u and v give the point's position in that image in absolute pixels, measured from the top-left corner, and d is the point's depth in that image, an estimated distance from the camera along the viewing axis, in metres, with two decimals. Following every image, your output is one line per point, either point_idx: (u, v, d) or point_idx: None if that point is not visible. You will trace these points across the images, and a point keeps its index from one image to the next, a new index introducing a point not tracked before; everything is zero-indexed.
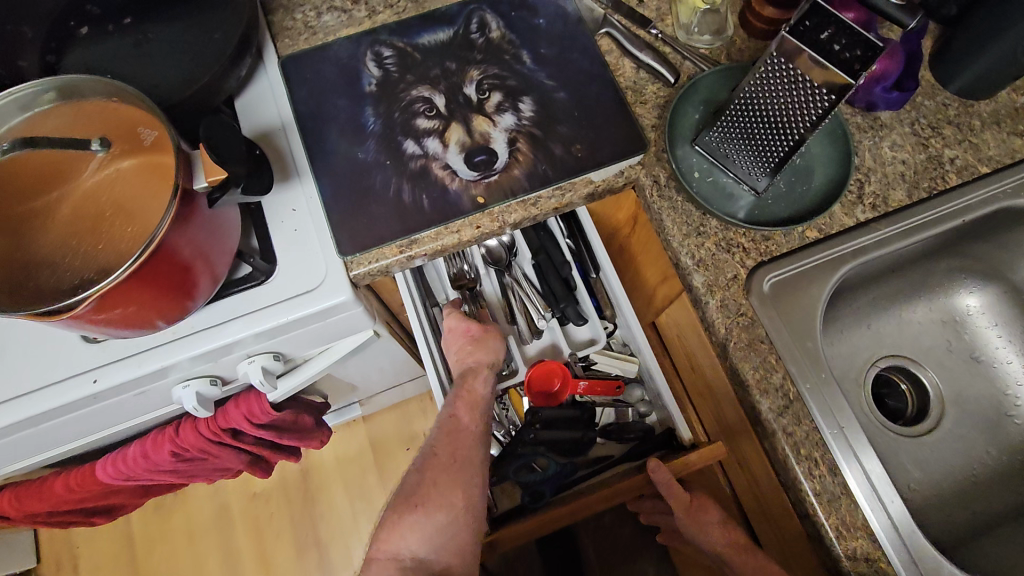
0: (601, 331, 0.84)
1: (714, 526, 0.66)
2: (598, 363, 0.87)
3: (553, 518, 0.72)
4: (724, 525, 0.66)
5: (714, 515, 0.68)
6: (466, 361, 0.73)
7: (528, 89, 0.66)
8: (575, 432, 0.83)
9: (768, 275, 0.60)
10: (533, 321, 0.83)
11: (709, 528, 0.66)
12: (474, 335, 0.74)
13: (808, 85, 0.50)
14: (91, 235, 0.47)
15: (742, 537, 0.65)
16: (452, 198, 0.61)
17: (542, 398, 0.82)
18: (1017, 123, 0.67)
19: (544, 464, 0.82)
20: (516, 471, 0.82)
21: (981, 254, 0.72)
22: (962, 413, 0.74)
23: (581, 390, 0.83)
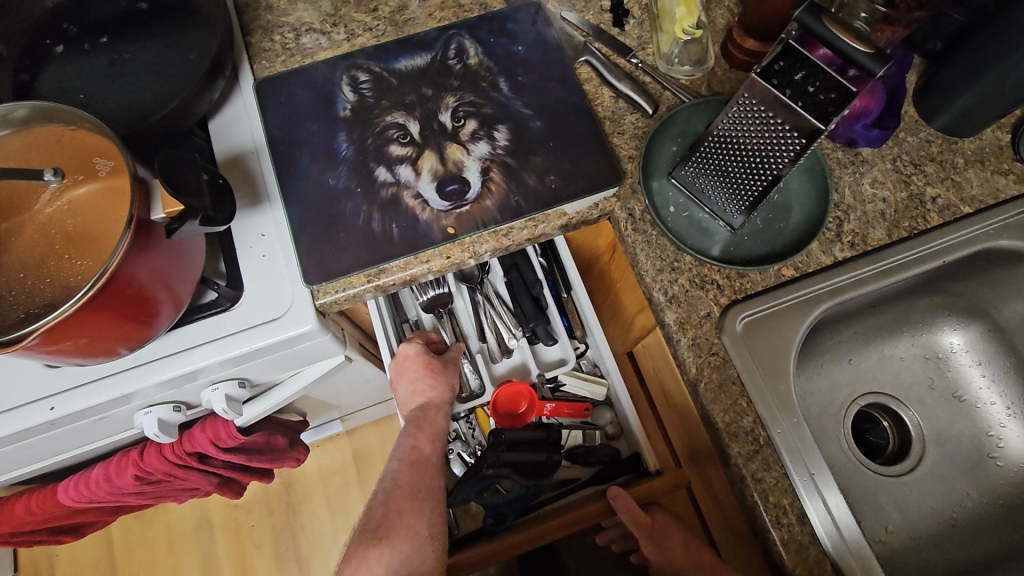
0: (571, 352, 0.82)
1: (678, 548, 0.68)
2: (567, 385, 0.85)
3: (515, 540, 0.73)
4: (689, 548, 0.68)
5: (677, 536, 0.69)
6: (422, 396, 0.72)
7: (503, 117, 0.65)
8: (540, 455, 0.80)
9: (742, 314, 0.59)
10: (502, 339, 0.81)
11: None
12: (433, 367, 0.73)
13: (779, 128, 0.50)
14: (41, 268, 0.46)
15: (707, 557, 0.66)
16: (422, 228, 0.60)
17: (508, 419, 0.81)
18: (1000, 161, 0.66)
19: (509, 486, 0.78)
20: (479, 492, 0.78)
21: (964, 292, 0.71)
22: (942, 452, 0.73)
23: (548, 412, 0.82)
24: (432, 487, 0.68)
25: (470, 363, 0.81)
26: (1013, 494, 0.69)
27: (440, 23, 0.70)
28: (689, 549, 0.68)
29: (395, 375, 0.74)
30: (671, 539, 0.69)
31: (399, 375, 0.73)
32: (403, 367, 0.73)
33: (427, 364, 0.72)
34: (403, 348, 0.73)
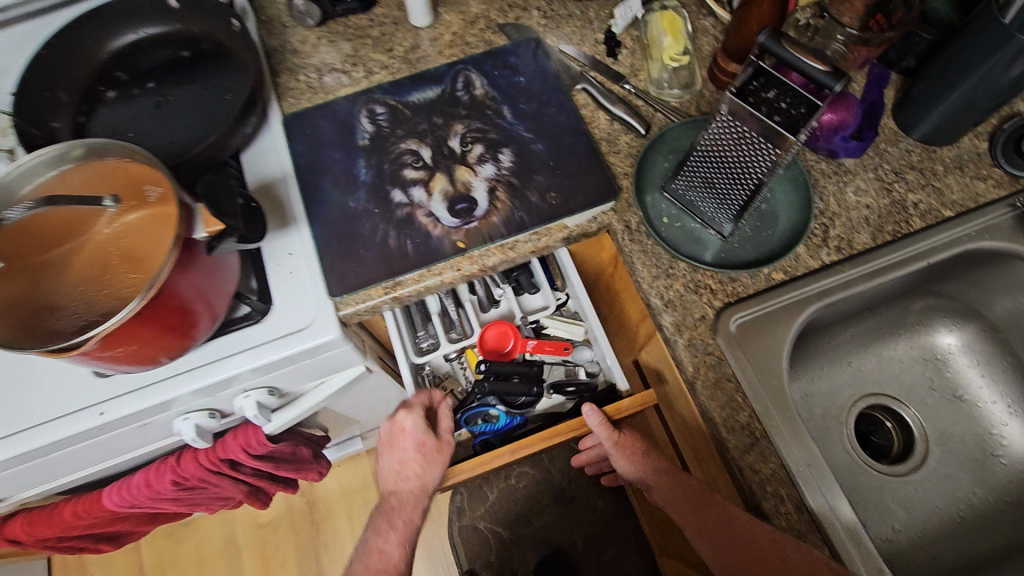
0: (552, 299, 0.89)
1: (640, 461, 0.71)
2: (549, 327, 0.92)
3: (493, 453, 0.79)
4: (650, 457, 0.71)
5: (639, 448, 0.72)
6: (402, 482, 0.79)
7: (507, 141, 0.71)
8: (525, 385, 0.86)
9: (736, 315, 0.63)
10: (490, 289, 0.88)
11: (635, 460, 0.72)
12: (422, 450, 0.78)
13: (758, 142, 0.54)
14: (98, 282, 0.52)
15: (664, 463, 0.70)
16: (434, 243, 0.66)
17: (496, 356, 0.86)
18: (980, 167, 0.70)
19: (495, 415, 0.89)
20: (467, 420, 0.89)
21: (955, 293, 0.74)
22: (945, 452, 0.75)
23: (531, 348, 0.87)
24: None
25: (461, 309, 0.86)
26: (1017, 490, 0.70)
27: (449, 60, 0.78)
28: (648, 456, 0.71)
29: (388, 444, 0.81)
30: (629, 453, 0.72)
31: (390, 446, 0.80)
32: (398, 436, 0.79)
33: (420, 449, 0.78)
34: (401, 416, 0.78)
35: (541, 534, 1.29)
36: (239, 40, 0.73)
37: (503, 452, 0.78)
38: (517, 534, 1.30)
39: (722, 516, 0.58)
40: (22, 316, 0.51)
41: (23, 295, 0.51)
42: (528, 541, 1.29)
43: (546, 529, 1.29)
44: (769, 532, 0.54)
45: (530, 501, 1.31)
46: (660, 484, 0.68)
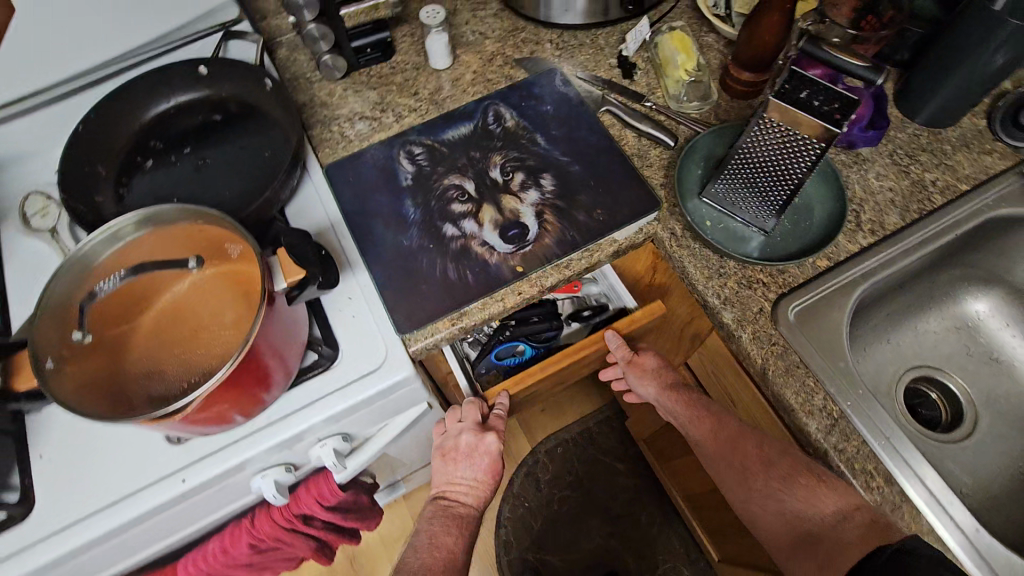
0: None
1: (650, 379, 0.78)
2: None
3: (527, 372, 0.77)
4: (662, 375, 0.78)
5: (650, 366, 0.78)
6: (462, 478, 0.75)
7: (546, 166, 0.74)
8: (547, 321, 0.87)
9: (792, 305, 0.66)
10: None
11: (647, 377, 0.78)
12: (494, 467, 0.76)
13: (797, 138, 0.58)
14: (193, 342, 0.54)
15: (671, 379, 0.78)
16: (494, 270, 0.68)
17: None
18: (982, 143, 0.76)
19: (523, 348, 0.88)
20: (497, 356, 0.88)
21: (978, 263, 0.78)
22: (993, 412, 0.78)
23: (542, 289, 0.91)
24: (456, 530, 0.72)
25: None
26: None
27: (474, 96, 0.81)
28: (659, 373, 0.78)
29: (462, 453, 0.74)
30: (638, 372, 0.78)
31: (466, 453, 0.74)
32: (478, 452, 0.74)
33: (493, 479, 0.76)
34: (493, 438, 0.74)
35: (591, 557, 1.27)
36: (272, 98, 0.75)
37: (535, 369, 0.77)
38: (565, 561, 1.27)
39: (723, 428, 0.68)
40: (124, 387, 0.52)
41: (122, 365, 0.53)
42: (582, 566, 1.26)
43: (596, 551, 1.27)
44: (757, 442, 0.65)
45: (574, 524, 1.29)
46: (671, 400, 0.76)
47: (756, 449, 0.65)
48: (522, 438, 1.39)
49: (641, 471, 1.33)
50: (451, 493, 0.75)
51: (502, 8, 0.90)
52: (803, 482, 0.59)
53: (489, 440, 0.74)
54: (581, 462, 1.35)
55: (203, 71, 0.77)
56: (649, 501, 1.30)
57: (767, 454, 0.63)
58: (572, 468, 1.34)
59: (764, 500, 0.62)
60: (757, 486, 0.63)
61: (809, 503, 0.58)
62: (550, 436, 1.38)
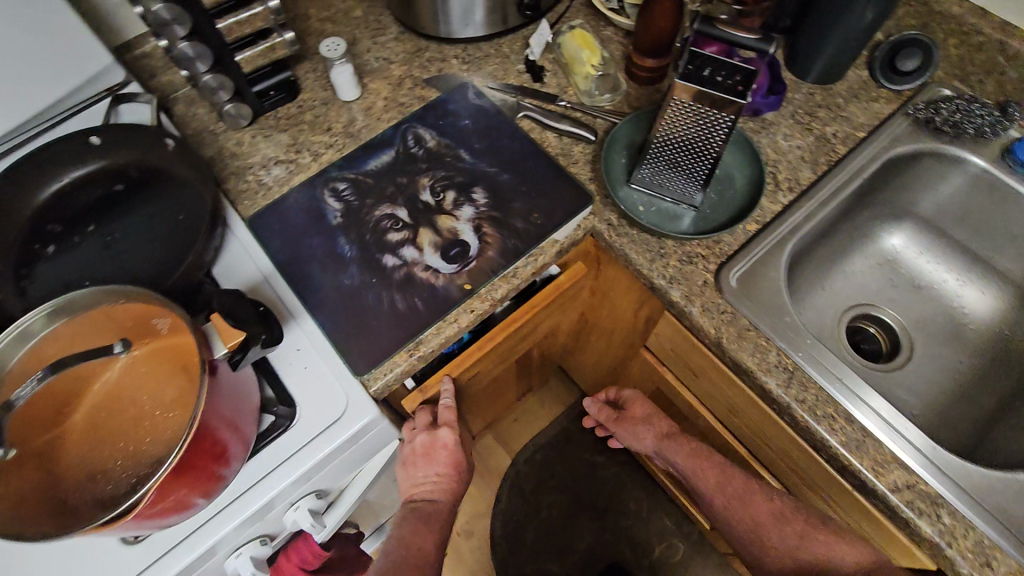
0: None
1: (645, 431, 0.87)
2: None
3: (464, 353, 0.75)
4: (655, 424, 0.86)
5: (642, 425, 0.87)
6: (426, 485, 0.74)
7: (476, 180, 0.74)
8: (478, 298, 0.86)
9: (732, 271, 0.69)
10: None
11: (642, 433, 0.87)
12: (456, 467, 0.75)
13: (708, 113, 0.61)
14: (136, 432, 0.50)
15: (666, 428, 0.85)
16: (441, 293, 0.66)
17: None
18: (868, 92, 0.83)
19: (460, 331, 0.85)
20: None
21: (888, 201, 0.84)
22: (926, 334, 0.84)
23: None
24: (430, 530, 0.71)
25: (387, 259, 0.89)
26: (989, 346, 0.81)
27: (390, 122, 0.80)
28: (653, 424, 0.86)
29: (422, 459, 0.73)
30: (630, 424, 0.89)
31: (428, 458, 0.73)
32: (436, 453, 0.72)
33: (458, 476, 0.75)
34: (448, 436, 0.72)
35: (589, 554, 1.27)
36: (177, 159, 0.71)
37: (473, 350, 0.76)
38: (566, 564, 1.26)
39: (736, 483, 0.75)
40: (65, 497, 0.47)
41: (60, 473, 0.48)
42: (584, 565, 1.26)
43: (593, 547, 1.27)
44: (768, 501, 0.72)
45: (568, 526, 1.29)
46: (672, 454, 0.82)
47: (770, 505, 0.72)
48: (502, 451, 1.37)
49: (624, 459, 1.34)
50: (420, 496, 0.74)
51: (402, 31, 0.90)
52: (821, 537, 0.68)
53: (442, 438, 0.72)
54: (563, 463, 1.35)
55: (96, 141, 0.70)
56: (635, 487, 1.32)
57: (785, 512, 0.71)
58: (555, 470, 1.34)
59: (780, 551, 0.70)
60: (776, 542, 0.70)
61: (833, 558, 0.66)
62: (528, 443, 1.37)
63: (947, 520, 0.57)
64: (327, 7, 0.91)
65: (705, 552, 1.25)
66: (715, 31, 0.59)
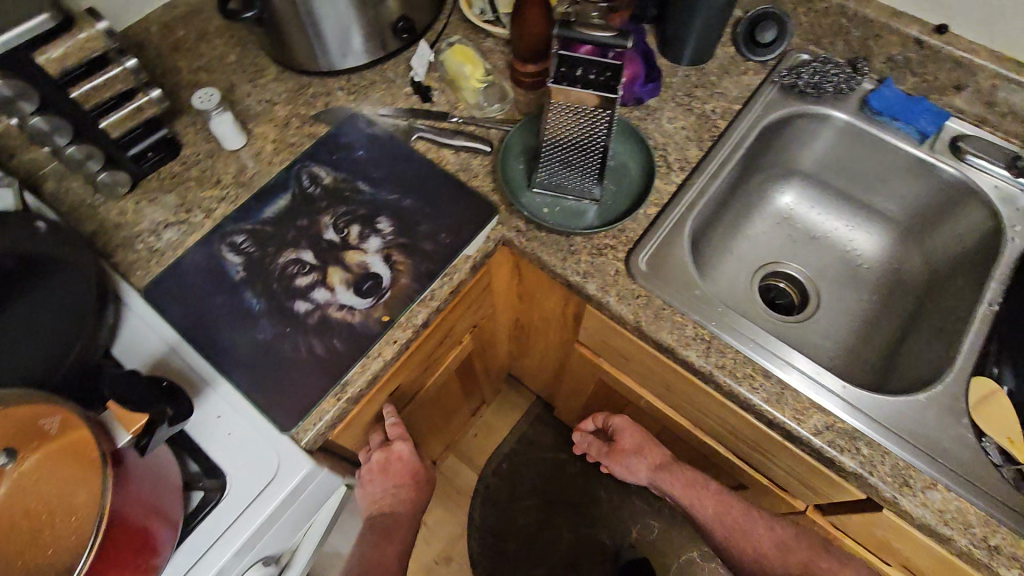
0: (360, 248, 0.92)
1: (639, 464, 0.87)
2: None
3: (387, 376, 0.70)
4: (647, 454, 0.87)
5: (636, 460, 0.88)
6: (384, 502, 0.76)
7: (378, 210, 0.73)
8: None
9: (640, 255, 0.72)
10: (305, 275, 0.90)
11: (634, 465, 0.88)
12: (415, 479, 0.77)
13: (587, 110, 0.64)
14: (32, 549, 0.45)
15: (659, 458, 0.87)
16: (360, 330, 0.65)
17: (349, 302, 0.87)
18: (737, 67, 0.88)
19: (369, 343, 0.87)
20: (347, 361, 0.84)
21: (773, 163, 0.90)
22: (829, 280, 0.90)
23: None
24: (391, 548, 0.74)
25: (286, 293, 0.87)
26: (882, 281, 0.88)
27: (282, 165, 0.78)
28: (643, 454, 0.87)
29: (379, 476, 0.74)
30: (621, 458, 0.89)
31: (383, 476, 0.74)
32: (392, 467, 0.74)
33: (416, 486, 0.78)
34: (403, 449, 0.74)
35: (570, 551, 1.28)
36: (50, 241, 0.66)
37: (396, 369, 0.71)
38: (549, 567, 1.27)
39: (735, 514, 0.81)
40: None
41: None
42: (567, 563, 1.27)
43: (572, 544, 1.28)
44: (769, 528, 0.79)
45: (544, 529, 1.30)
46: (669, 484, 0.84)
47: (772, 533, 0.78)
48: (468, 469, 1.36)
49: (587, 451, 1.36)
50: (380, 514, 0.76)
51: (281, 71, 0.88)
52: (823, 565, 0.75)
53: (398, 451, 0.74)
54: (530, 468, 1.35)
55: None
56: (602, 476, 1.34)
57: (785, 538, 0.78)
58: (524, 477, 1.34)
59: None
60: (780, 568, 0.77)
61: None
62: (492, 456, 1.37)
63: (866, 451, 0.61)
64: (198, 57, 0.88)
65: (679, 524, 1.29)
66: (576, 34, 0.60)
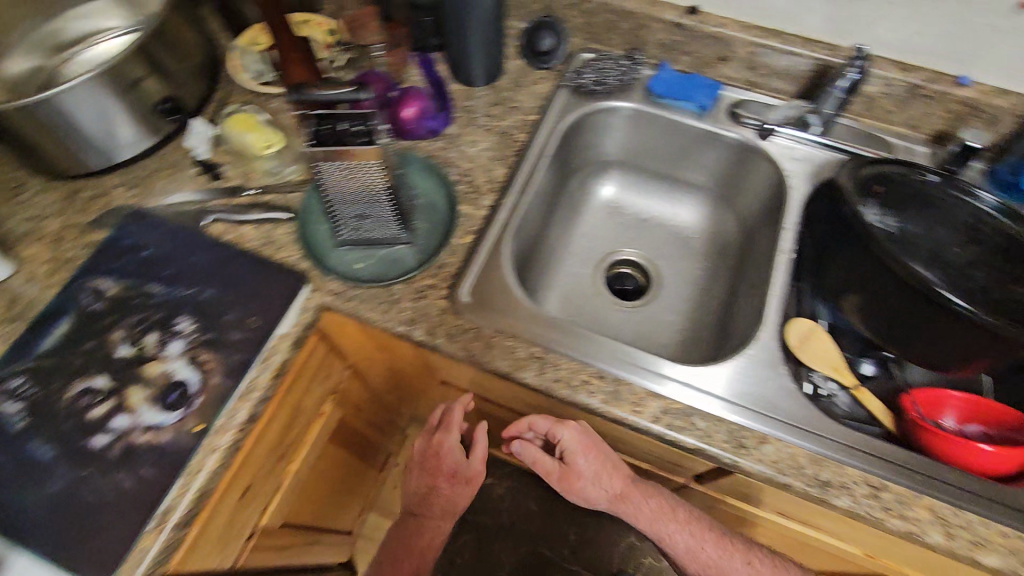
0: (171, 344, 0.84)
1: (597, 490, 0.76)
2: None
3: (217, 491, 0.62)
4: (609, 476, 0.75)
5: (588, 486, 0.76)
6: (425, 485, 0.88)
7: (176, 308, 0.67)
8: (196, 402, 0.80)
9: (462, 290, 0.71)
10: None
11: (585, 489, 0.76)
12: (456, 472, 0.86)
13: (355, 168, 0.61)
14: None
15: (619, 485, 0.76)
16: (172, 448, 0.59)
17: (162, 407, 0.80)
18: (527, 77, 0.90)
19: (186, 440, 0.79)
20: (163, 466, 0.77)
21: (583, 162, 0.95)
22: (662, 256, 0.95)
23: None
24: (424, 530, 0.92)
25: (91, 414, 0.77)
26: (705, 247, 0.95)
27: (60, 284, 0.70)
28: (602, 478, 0.74)
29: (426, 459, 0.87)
30: (578, 479, 0.75)
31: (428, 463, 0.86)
32: (439, 456, 0.84)
33: (451, 481, 0.87)
34: (445, 439, 0.83)
35: None
36: None
37: (229, 475, 0.64)
38: None
39: (708, 548, 0.77)
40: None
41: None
42: None
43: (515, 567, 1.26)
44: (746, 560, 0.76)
45: (484, 561, 1.27)
46: (626, 507, 0.77)
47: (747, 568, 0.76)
48: None
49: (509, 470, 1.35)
50: (418, 496, 0.90)
51: (46, 179, 0.79)
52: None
53: (438, 444, 0.84)
54: None
55: None
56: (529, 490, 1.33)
57: None
58: None
59: None
60: None
61: None
62: None
63: (701, 425, 0.64)
64: None
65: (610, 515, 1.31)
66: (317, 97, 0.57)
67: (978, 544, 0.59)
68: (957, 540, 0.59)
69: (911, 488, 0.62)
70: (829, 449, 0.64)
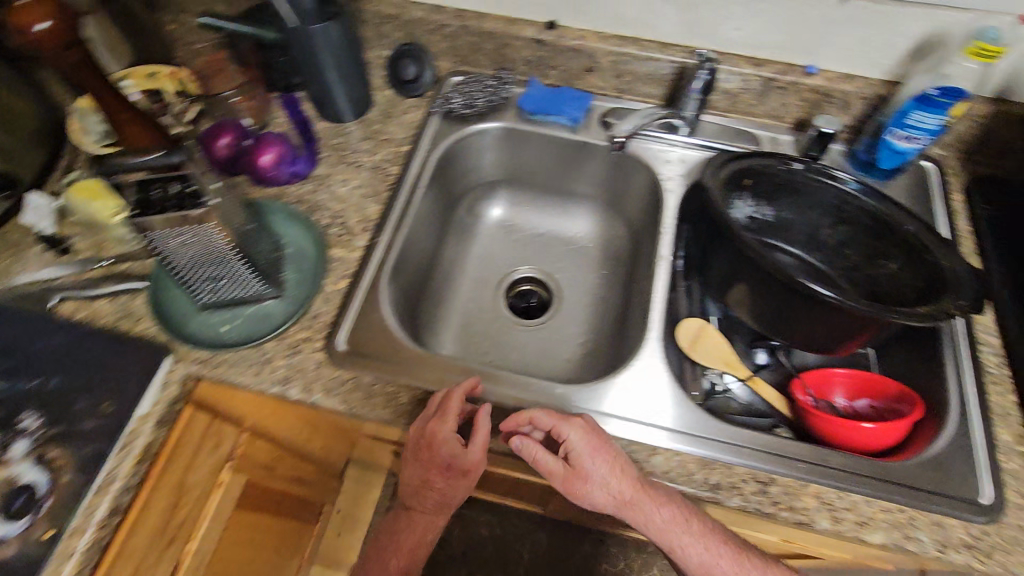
0: None
1: (605, 495, 0.61)
2: None
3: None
4: (619, 481, 0.60)
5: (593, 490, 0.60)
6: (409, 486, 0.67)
7: (18, 403, 0.62)
8: None
9: (339, 338, 0.69)
10: None
11: (592, 493, 0.61)
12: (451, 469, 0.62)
13: (188, 235, 0.57)
14: None
15: (633, 487, 0.60)
16: (20, 562, 0.55)
17: None
18: (397, 108, 0.89)
19: None
20: None
21: (466, 187, 0.94)
22: (559, 270, 0.95)
23: None
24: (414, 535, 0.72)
25: None
26: (599, 256, 0.95)
27: None
28: (613, 486, 0.60)
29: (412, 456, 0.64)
30: (582, 481, 0.61)
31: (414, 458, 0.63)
32: (434, 448, 0.61)
33: (449, 475, 0.63)
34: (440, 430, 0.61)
35: None
36: None
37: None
38: None
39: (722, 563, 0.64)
40: None
41: None
42: None
43: None
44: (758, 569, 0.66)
45: None
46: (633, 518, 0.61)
47: None
48: None
49: None
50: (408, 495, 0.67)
51: None
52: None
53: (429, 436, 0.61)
54: None
55: None
56: None
57: None
58: None
59: None
60: None
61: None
62: None
63: None
64: None
65: None
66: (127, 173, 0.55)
67: (863, 524, 0.61)
68: (843, 523, 0.61)
69: (796, 477, 0.63)
70: (714, 449, 0.64)
